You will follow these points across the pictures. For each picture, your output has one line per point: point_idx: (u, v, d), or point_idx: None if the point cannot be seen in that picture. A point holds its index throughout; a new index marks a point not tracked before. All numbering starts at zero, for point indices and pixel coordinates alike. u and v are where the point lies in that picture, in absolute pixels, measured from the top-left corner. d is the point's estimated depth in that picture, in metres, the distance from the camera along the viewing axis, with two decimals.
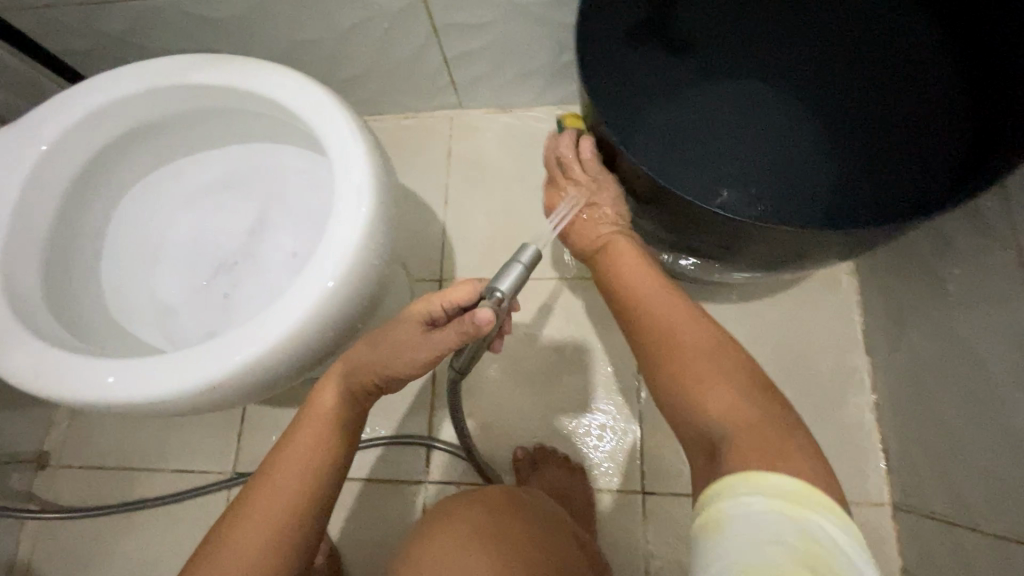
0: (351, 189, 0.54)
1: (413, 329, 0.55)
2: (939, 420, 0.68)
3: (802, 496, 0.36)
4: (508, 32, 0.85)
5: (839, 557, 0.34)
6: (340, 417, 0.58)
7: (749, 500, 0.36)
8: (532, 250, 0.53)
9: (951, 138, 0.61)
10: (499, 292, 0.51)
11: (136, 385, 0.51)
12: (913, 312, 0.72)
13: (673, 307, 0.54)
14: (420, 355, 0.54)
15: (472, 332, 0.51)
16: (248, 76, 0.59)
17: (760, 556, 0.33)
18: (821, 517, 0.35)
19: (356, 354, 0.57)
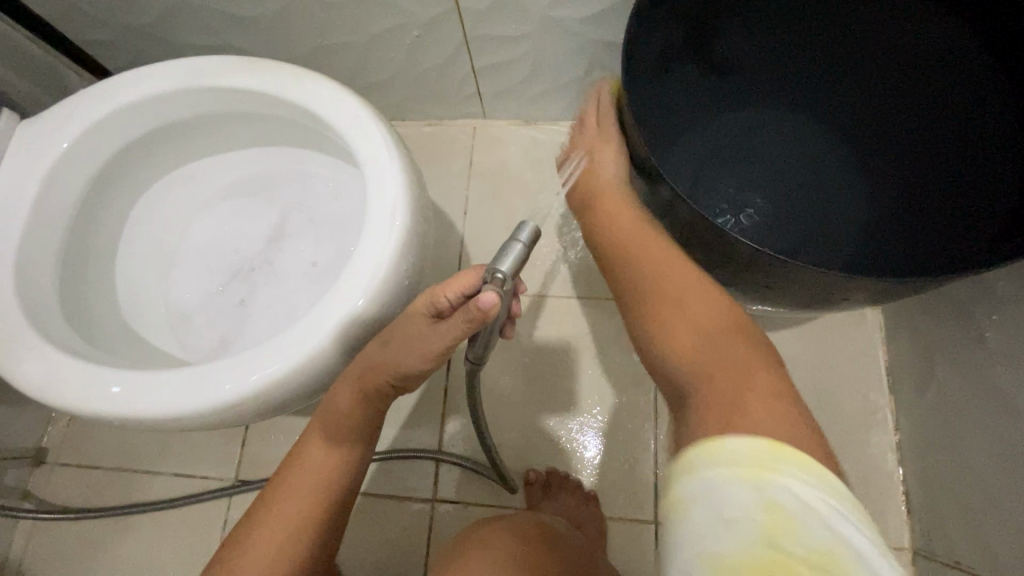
0: (385, 206, 0.52)
1: (419, 322, 0.50)
2: (969, 467, 0.66)
3: (766, 458, 0.32)
4: (542, 46, 0.83)
5: (812, 522, 0.30)
6: (358, 421, 0.55)
7: (709, 472, 0.33)
8: (531, 225, 0.47)
9: (996, 194, 0.58)
10: (499, 274, 0.45)
11: (153, 398, 0.49)
12: (946, 356, 0.71)
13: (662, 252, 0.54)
14: (432, 350, 0.50)
15: (480, 319, 0.46)
16: (281, 83, 0.57)
17: (724, 539, 0.31)
18: (789, 475, 0.32)
19: (363, 358, 0.52)
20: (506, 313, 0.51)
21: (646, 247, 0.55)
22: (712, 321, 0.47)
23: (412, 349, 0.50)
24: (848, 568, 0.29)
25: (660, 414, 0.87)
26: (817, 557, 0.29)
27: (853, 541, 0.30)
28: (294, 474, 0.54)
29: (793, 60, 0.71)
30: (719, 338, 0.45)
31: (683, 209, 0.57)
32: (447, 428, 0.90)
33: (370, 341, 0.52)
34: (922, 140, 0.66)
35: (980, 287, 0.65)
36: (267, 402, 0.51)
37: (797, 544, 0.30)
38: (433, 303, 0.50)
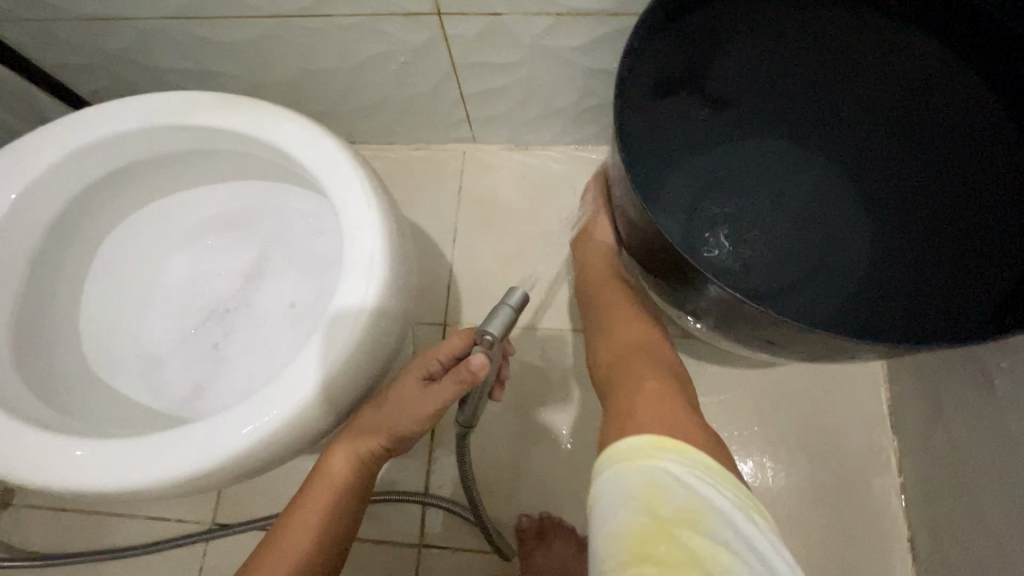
0: (364, 257, 0.48)
1: (414, 385, 0.53)
2: (983, 520, 0.63)
3: (648, 449, 0.45)
4: (533, 73, 0.81)
5: (680, 486, 0.42)
6: (355, 487, 0.54)
7: (609, 470, 0.45)
8: (521, 291, 0.48)
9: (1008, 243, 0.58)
10: (487, 337, 0.47)
11: (113, 469, 0.45)
12: (954, 400, 0.67)
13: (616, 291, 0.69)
14: (424, 412, 0.52)
15: (469, 381, 0.48)
16: (255, 124, 0.53)
17: (623, 513, 0.42)
18: (664, 460, 0.44)
19: (361, 421, 0.53)
20: (496, 377, 0.53)
21: (611, 296, 0.68)
22: (632, 345, 0.62)
23: (406, 412, 0.52)
24: (706, 512, 0.41)
25: None
26: (687, 507, 0.41)
27: (710, 496, 0.42)
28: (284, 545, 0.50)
29: (794, 92, 0.68)
30: (633, 361, 0.60)
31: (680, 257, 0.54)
32: (435, 469, 0.86)
33: (368, 405, 0.54)
34: (926, 179, 0.65)
35: None
36: (236, 471, 0.47)
37: (673, 504, 0.41)
38: (428, 367, 0.53)
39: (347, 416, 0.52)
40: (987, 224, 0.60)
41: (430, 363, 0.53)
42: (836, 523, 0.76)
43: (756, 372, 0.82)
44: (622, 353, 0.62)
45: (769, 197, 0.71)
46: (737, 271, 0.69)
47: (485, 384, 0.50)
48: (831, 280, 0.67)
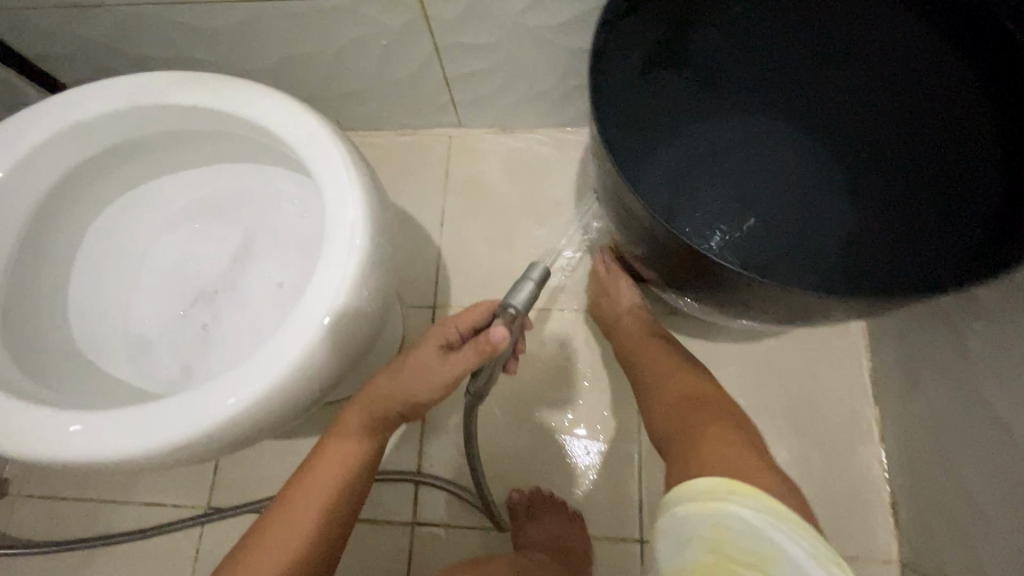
0: (346, 229, 0.49)
1: (432, 354, 0.53)
2: (957, 480, 0.64)
3: (717, 490, 0.41)
4: (514, 54, 0.81)
5: (750, 535, 0.37)
6: (367, 450, 0.55)
7: (676, 509, 0.43)
8: (543, 267, 0.54)
9: (979, 197, 0.58)
10: (511, 308, 0.52)
11: (102, 439, 0.46)
12: (930, 365, 0.69)
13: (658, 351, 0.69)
14: (441, 380, 0.52)
15: (491, 351, 0.51)
16: (236, 102, 0.54)
17: (680, 554, 0.40)
18: (733, 502, 0.40)
19: (373, 388, 0.54)
20: (510, 353, 0.56)
21: (649, 353, 0.69)
22: (684, 395, 0.61)
23: (424, 378, 0.52)
24: (780, 570, 0.35)
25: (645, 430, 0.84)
26: (750, 560, 0.36)
27: (784, 546, 0.36)
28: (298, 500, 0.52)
29: (771, 69, 0.69)
30: (688, 410, 0.59)
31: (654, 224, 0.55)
32: (426, 449, 0.87)
33: (381, 373, 0.55)
34: (903, 144, 0.65)
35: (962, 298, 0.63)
36: (224, 440, 0.48)
37: (734, 549, 0.37)
38: (446, 338, 0.54)
39: (333, 387, 0.53)
40: (961, 182, 0.60)
41: (450, 335, 0.54)
42: (820, 490, 0.77)
43: (741, 346, 0.83)
44: (676, 405, 0.60)
45: (747, 180, 0.73)
46: (722, 244, 0.70)
47: (501, 355, 0.52)
48: (812, 253, 0.69)
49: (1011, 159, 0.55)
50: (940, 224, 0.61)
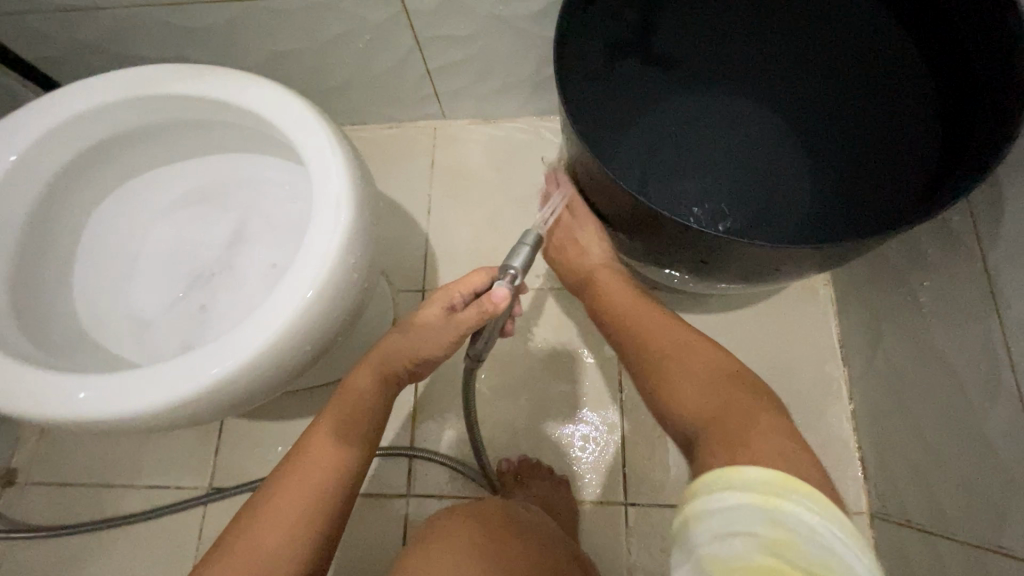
0: (332, 200, 0.53)
1: (438, 314, 0.57)
2: (913, 427, 0.68)
3: (776, 486, 0.36)
4: (490, 44, 0.86)
5: (817, 546, 0.33)
6: (376, 406, 0.59)
7: (724, 497, 0.36)
8: (535, 232, 0.56)
9: (928, 137, 0.61)
10: (512, 270, 0.54)
11: (109, 401, 0.49)
12: (888, 323, 0.73)
13: (652, 321, 0.59)
14: (446, 338, 0.56)
15: (493, 310, 0.54)
16: (226, 88, 0.58)
17: (737, 554, 0.33)
18: (797, 504, 0.35)
19: (386, 343, 0.59)
20: (509, 314, 0.59)
21: (639, 312, 0.60)
22: (691, 358, 0.53)
23: (432, 336, 0.56)
24: None
25: (626, 399, 0.88)
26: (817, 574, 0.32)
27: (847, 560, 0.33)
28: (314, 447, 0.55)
29: (729, 51, 0.74)
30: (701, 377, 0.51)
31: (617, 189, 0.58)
32: (419, 425, 0.90)
33: (392, 332, 0.59)
34: (855, 109, 0.69)
35: (914, 255, 0.67)
36: (223, 399, 0.51)
37: (802, 561, 0.33)
38: (450, 299, 0.57)
39: (325, 350, 0.57)
40: (913, 129, 0.63)
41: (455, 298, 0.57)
42: None
43: (716, 317, 0.88)
44: (681, 370, 0.52)
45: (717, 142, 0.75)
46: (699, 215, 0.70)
47: (501, 315, 0.56)
48: (783, 216, 0.70)
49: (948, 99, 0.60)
50: (897, 173, 0.64)
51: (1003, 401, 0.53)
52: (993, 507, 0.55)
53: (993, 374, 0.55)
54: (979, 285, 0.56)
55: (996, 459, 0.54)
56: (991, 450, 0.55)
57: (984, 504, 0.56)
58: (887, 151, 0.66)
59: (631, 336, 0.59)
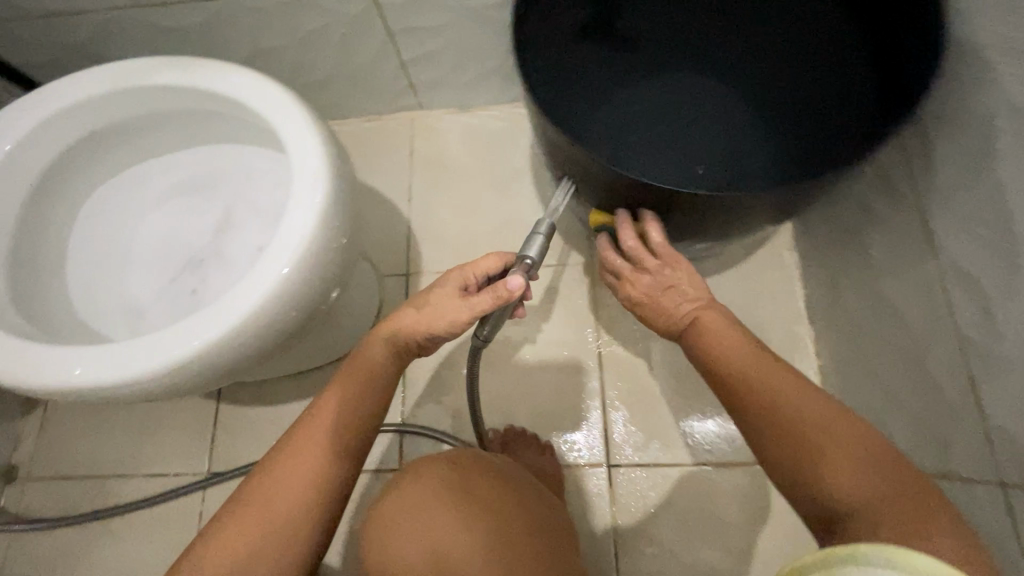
0: (308, 173, 0.56)
1: (452, 292, 0.57)
2: (870, 372, 0.72)
3: None
4: (460, 33, 0.90)
5: None
6: (377, 379, 0.57)
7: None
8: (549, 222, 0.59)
9: (865, 97, 0.61)
10: (527, 259, 0.57)
11: (106, 371, 0.52)
12: (844, 278, 0.77)
13: (784, 389, 0.46)
14: (460, 317, 0.55)
15: (506, 296, 0.54)
16: (206, 77, 0.61)
17: None
18: None
19: (398, 319, 0.57)
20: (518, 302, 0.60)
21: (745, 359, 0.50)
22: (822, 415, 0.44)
23: (442, 315, 0.55)
24: None
25: (606, 369, 0.92)
26: None
27: None
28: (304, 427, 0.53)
29: (675, 22, 0.71)
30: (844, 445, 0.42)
31: (573, 155, 0.61)
32: (408, 403, 0.93)
33: (404, 307, 0.58)
34: (797, 73, 0.68)
35: (862, 211, 0.71)
36: (215, 366, 0.54)
37: None
38: (463, 281, 0.58)
39: (310, 318, 0.60)
40: (853, 88, 0.63)
41: (467, 279, 0.58)
42: None
43: None
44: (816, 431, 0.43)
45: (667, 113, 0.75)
46: (673, 180, 0.70)
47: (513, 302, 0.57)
48: (748, 177, 0.70)
49: (881, 59, 0.59)
50: (842, 130, 0.64)
51: (943, 335, 0.58)
52: (941, 434, 0.59)
53: (932, 311, 0.59)
54: (918, 231, 0.60)
55: (940, 390, 0.58)
56: (936, 382, 0.59)
57: (934, 432, 0.60)
58: (829, 105, 0.66)
59: (752, 399, 0.47)
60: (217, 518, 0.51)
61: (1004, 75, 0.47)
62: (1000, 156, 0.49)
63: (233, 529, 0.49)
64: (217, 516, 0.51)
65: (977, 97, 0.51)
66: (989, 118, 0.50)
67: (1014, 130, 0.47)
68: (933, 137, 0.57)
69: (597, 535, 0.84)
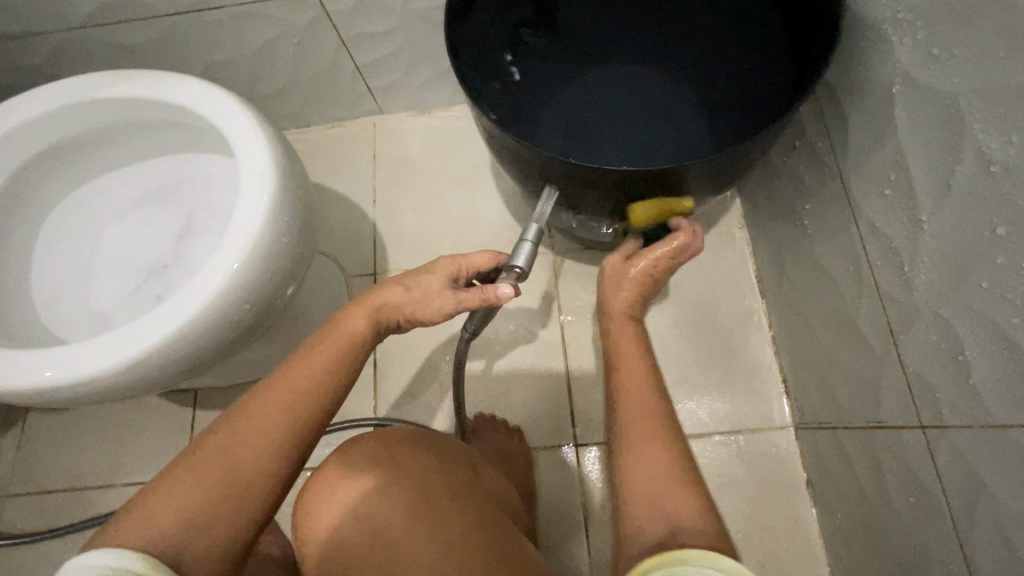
0: (255, 172, 0.58)
1: (443, 280, 0.58)
2: (813, 337, 0.75)
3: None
4: (411, 37, 0.93)
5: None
6: (356, 350, 0.56)
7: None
8: (535, 228, 0.60)
9: (783, 69, 0.65)
10: (517, 268, 0.58)
11: (69, 370, 0.55)
12: (786, 250, 0.80)
13: (651, 427, 0.50)
14: (447, 308, 0.57)
15: (494, 300, 0.57)
16: (158, 88, 0.64)
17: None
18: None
19: (386, 295, 0.57)
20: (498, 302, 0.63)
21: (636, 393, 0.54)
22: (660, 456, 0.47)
23: (430, 301, 0.57)
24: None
25: (570, 352, 0.94)
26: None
27: None
28: (273, 392, 0.52)
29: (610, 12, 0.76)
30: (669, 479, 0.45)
31: (505, 142, 0.64)
32: (379, 399, 0.95)
33: (391, 284, 0.58)
34: (725, 51, 0.72)
35: (796, 184, 0.74)
36: (175, 360, 0.57)
37: None
38: (455, 271, 0.59)
39: (267, 313, 0.62)
40: (773, 62, 0.67)
41: (460, 270, 0.59)
42: (723, 376, 0.87)
43: None
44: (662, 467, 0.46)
45: (601, 100, 0.77)
46: (612, 161, 0.72)
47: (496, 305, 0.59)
48: (684, 154, 0.72)
49: (794, 31, 0.63)
50: (767, 102, 0.68)
51: (867, 293, 0.61)
52: (872, 387, 0.62)
53: (857, 272, 0.62)
54: (840, 198, 0.64)
55: (868, 345, 0.62)
56: (865, 339, 0.62)
57: (867, 386, 0.63)
58: (754, 81, 0.69)
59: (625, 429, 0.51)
60: (164, 472, 0.48)
61: (895, 44, 0.51)
62: (898, 119, 0.52)
63: (181, 485, 0.47)
64: (165, 468, 0.48)
65: (875, 66, 0.54)
66: (885, 85, 0.53)
67: (905, 95, 0.51)
68: (844, 107, 0.60)
69: (570, 513, 0.87)
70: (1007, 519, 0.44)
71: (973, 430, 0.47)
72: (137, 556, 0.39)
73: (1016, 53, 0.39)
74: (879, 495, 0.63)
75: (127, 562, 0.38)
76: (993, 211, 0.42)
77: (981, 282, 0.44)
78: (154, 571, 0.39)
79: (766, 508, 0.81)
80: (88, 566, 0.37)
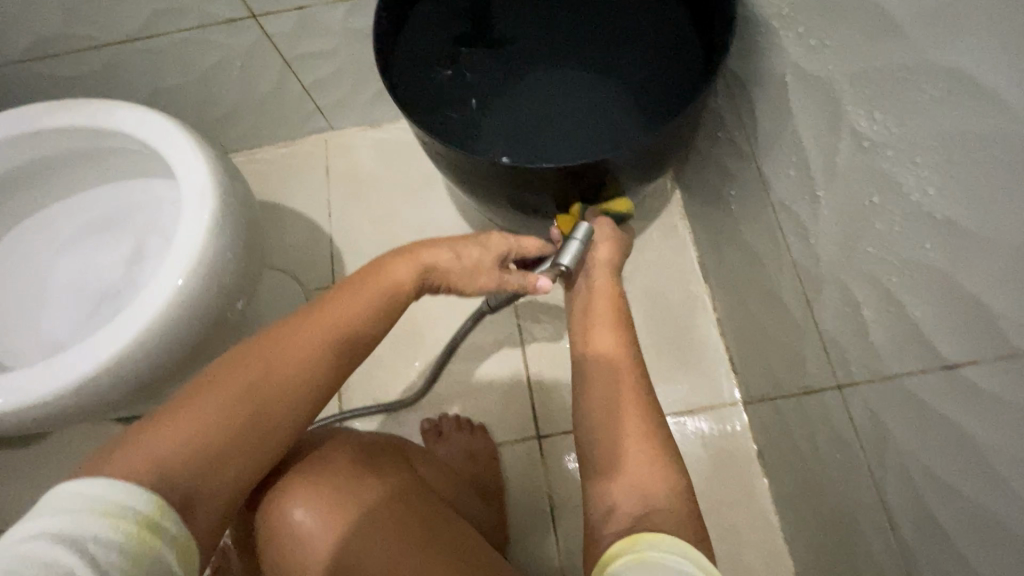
0: (197, 192, 0.60)
1: (493, 258, 0.61)
2: (749, 314, 0.80)
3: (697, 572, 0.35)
4: (353, 55, 0.96)
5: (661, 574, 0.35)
6: (390, 309, 0.56)
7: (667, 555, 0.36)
8: (585, 226, 0.63)
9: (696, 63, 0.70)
10: (562, 266, 0.61)
11: (19, 395, 0.56)
12: (720, 235, 0.85)
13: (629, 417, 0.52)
14: (490, 287, 0.60)
15: (529, 288, 0.61)
16: (98, 116, 0.66)
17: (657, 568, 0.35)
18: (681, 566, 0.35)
19: (436, 257, 0.58)
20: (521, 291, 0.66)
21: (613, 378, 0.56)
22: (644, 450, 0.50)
23: (474, 274, 0.60)
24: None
25: (529, 348, 0.97)
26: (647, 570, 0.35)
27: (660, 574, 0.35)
28: (304, 341, 0.52)
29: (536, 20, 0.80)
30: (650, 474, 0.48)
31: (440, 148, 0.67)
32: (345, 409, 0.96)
33: (441, 247, 0.59)
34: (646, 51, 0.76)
35: (721, 171, 0.79)
36: (125, 379, 0.58)
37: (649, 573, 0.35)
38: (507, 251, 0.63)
39: (219, 328, 0.64)
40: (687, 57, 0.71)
41: (509, 252, 0.63)
42: (674, 359, 0.91)
43: None
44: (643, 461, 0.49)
45: None
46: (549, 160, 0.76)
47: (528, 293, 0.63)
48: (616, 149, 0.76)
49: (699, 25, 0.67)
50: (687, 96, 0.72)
51: (786, 268, 0.65)
52: (798, 355, 0.66)
53: (777, 249, 0.67)
54: (757, 181, 0.69)
55: (792, 317, 0.66)
56: (789, 311, 0.67)
57: (795, 354, 0.67)
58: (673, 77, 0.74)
59: (596, 428, 0.53)
60: (181, 399, 0.47)
61: (783, 37, 0.56)
62: (792, 105, 0.57)
63: (199, 416, 0.46)
64: (182, 397, 0.48)
65: (771, 59, 0.59)
66: (779, 76, 0.58)
67: (796, 82, 0.55)
68: (751, 97, 0.65)
69: (537, 505, 0.89)
70: (910, 462, 0.49)
71: (876, 383, 0.52)
72: (143, 497, 0.40)
73: (872, 39, 0.43)
74: (814, 456, 0.67)
75: (134, 501, 0.40)
76: (872, 183, 0.47)
77: (868, 247, 0.49)
78: (160, 513, 0.41)
79: (721, 482, 0.84)
80: (93, 496, 0.39)
